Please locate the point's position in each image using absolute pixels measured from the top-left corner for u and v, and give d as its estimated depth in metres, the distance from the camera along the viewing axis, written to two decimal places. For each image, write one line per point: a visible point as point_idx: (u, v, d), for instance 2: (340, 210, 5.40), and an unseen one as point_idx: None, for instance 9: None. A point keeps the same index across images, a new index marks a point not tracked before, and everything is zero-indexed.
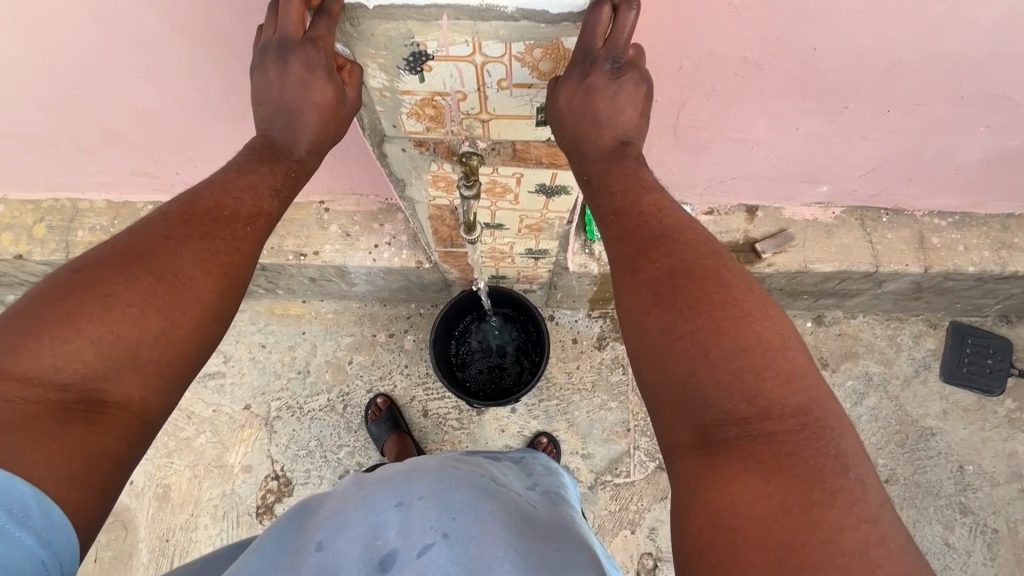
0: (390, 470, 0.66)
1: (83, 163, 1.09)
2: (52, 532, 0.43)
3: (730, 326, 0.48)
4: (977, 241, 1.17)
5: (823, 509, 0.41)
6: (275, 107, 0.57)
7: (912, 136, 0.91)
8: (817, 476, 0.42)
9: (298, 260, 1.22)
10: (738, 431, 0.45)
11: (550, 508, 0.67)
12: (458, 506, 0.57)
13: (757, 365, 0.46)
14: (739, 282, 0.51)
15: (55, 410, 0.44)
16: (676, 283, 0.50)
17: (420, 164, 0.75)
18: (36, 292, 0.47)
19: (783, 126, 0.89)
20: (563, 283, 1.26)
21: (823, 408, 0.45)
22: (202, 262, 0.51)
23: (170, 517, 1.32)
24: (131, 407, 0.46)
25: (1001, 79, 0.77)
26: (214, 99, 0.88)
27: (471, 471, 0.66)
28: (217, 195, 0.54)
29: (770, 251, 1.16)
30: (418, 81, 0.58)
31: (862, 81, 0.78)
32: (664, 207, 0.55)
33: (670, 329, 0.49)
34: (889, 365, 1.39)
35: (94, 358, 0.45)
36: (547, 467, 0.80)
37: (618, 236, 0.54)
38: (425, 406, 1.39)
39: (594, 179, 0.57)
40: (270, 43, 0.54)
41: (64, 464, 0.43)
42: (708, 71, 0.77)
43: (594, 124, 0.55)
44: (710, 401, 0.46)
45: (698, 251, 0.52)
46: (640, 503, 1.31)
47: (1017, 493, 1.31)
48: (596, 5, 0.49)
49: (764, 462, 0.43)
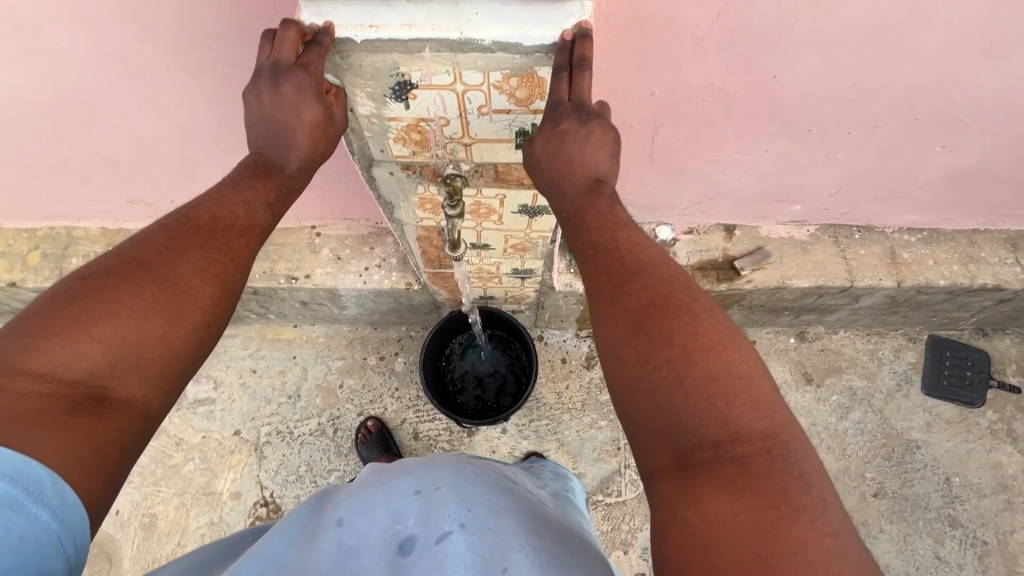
0: (409, 460, 0.67)
1: (81, 191, 1.12)
2: (66, 508, 0.44)
3: (701, 355, 0.50)
4: (946, 255, 1.22)
5: (790, 525, 0.43)
6: (267, 126, 0.58)
7: (875, 157, 0.97)
8: (784, 494, 0.44)
9: (290, 283, 1.24)
10: (712, 454, 0.47)
11: (560, 508, 0.69)
12: (473, 499, 0.58)
13: (728, 392, 0.48)
14: (709, 315, 0.53)
15: (65, 404, 0.45)
16: (651, 313, 0.52)
17: (407, 186, 0.79)
18: (46, 296, 0.49)
19: (753, 148, 0.94)
20: (550, 303, 1.29)
21: (789, 432, 0.47)
22: (199, 272, 0.53)
23: (156, 547, 1.30)
24: (134, 404, 0.48)
25: (950, 102, 0.83)
26: (210, 128, 0.91)
27: (487, 468, 0.67)
28: (213, 207, 0.56)
29: (749, 268, 1.20)
30: (404, 108, 0.62)
31: (823, 105, 0.84)
32: (640, 243, 0.57)
33: (646, 359, 0.50)
34: (872, 379, 1.42)
35: (101, 356, 0.47)
36: (555, 472, 0.81)
37: (592, 270, 0.56)
38: (417, 428, 1.40)
39: (572, 217, 0.59)
40: (264, 69, 0.56)
41: (76, 451, 0.45)
42: (678, 98, 0.82)
43: (567, 163, 0.58)
44: (685, 426, 0.48)
45: (670, 284, 0.54)
46: (632, 523, 1.31)
47: (1004, 504, 1.33)
48: (557, 76, 0.56)
49: (735, 483, 0.45)
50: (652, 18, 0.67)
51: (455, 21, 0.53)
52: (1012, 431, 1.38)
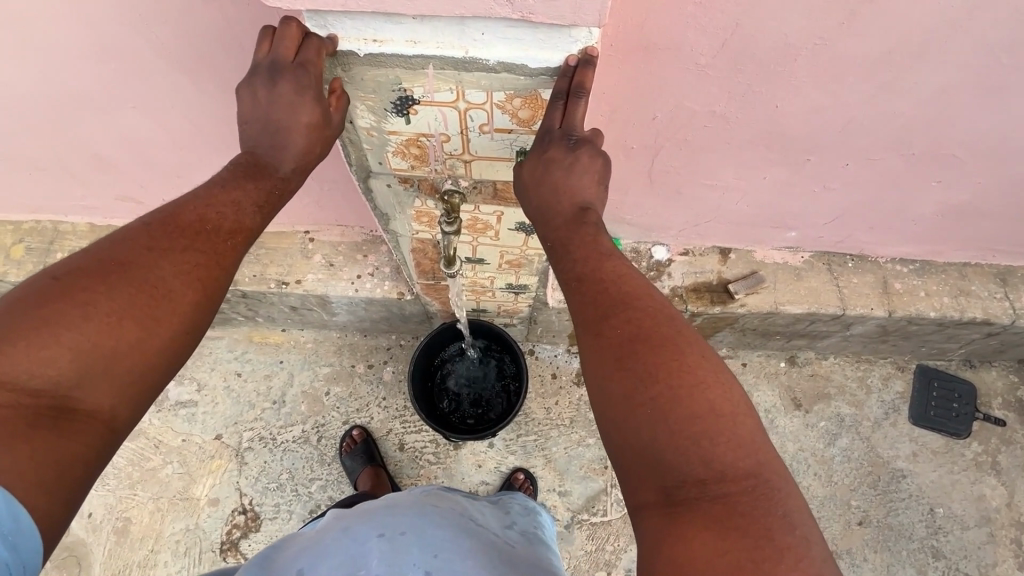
0: (369, 504, 0.68)
1: (69, 186, 1.10)
2: (20, 535, 0.43)
3: (687, 393, 0.48)
4: (937, 287, 1.23)
5: (774, 565, 0.42)
6: (262, 125, 0.56)
7: (870, 189, 0.97)
8: (767, 533, 0.44)
9: (280, 288, 1.22)
10: (697, 492, 0.46)
11: (529, 547, 0.68)
12: (439, 543, 0.59)
13: (713, 431, 0.47)
14: (694, 350, 0.51)
15: (30, 417, 0.44)
16: (637, 348, 0.51)
17: (404, 199, 0.78)
18: (16, 294, 0.47)
19: (751, 175, 0.94)
20: (543, 318, 1.28)
21: (772, 470, 0.47)
22: (182, 276, 0.51)
23: (129, 553, 1.27)
24: (100, 416, 0.47)
25: (948, 138, 0.84)
26: (206, 130, 0.90)
27: (451, 509, 0.67)
28: (200, 209, 0.54)
29: (742, 292, 1.20)
30: (405, 123, 0.62)
31: (822, 137, 0.84)
32: (625, 271, 0.56)
33: (631, 394, 0.49)
34: (860, 407, 1.42)
35: (68, 365, 0.46)
36: (525, 506, 0.79)
37: (581, 300, 0.55)
38: (402, 439, 1.38)
39: (558, 245, 0.58)
40: (262, 65, 0.54)
41: (36, 468, 0.43)
42: (681, 123, 0.82)
43: (552, 190, 0.58)
44: (670, 464, 0.47)
45: (656, 316, 0.53)
46: (617, 543, 1.30)
47: (987, 537, 1.33)
48: (552, 103, 0.56)
49: (720, 521, 0.44)
50: (657, 43, 0.67)
51: (460, 39, 0.52)
52: (996, 464, 1.39)
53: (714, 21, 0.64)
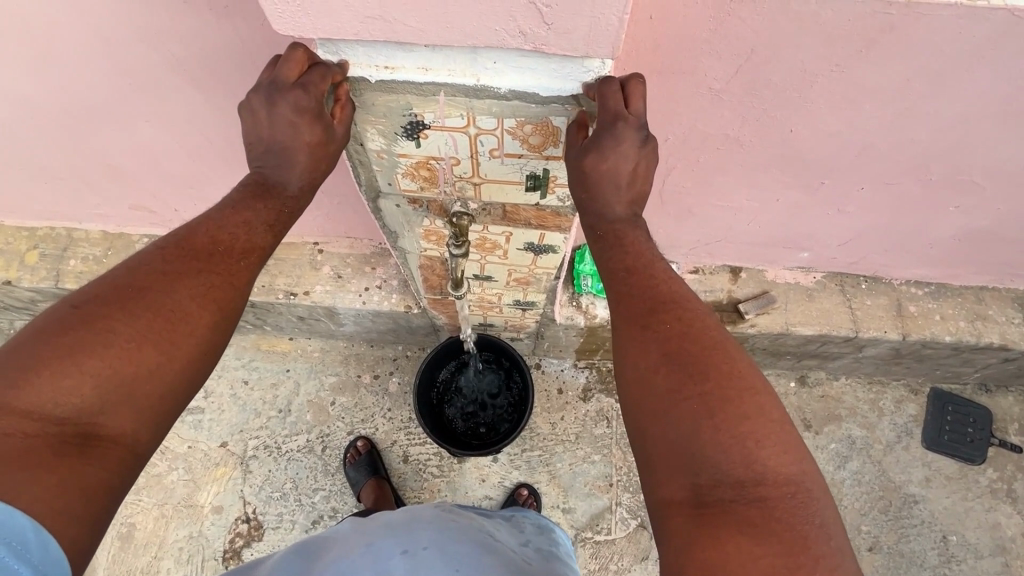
0: (387, 516, 0.67)
1: (83, 195, 1.11)
2: (49, 563, 0.42)
3: (736, 393, 0.49)
4: (952, 311, 1.21)
5: (809, 574, 0.43)
6: (265, 146, 0.55)
7: (886, 212, 0.96)
8: (803, 542, 0.44)
9: (288, 299, 1.22)
10: (733, 493, 0.46)
11: (545, 564, 0.67)
12: (461, 558, 0.58)
13: (758, 433, 0.48)
14: (741, 356, 0.53)
15: (53, 444, 0.44)
16: (687, 346, 0.52)
17: (413, 219, 0.78)
18: (35, 324, 0.47)
19: (763, 196, 0.93)
20: (550, 334, 1.27)
21: (813, 479, 0.47)
22: (198, 297, 0.52)
23: (132, 558, 1.27)
24: (123, 441, 0.47)
25: (966, 164, 0.82)
26: (218, 143, 0.90)
27: (470, 526, 0.67)
28: (213, 230, 0.54)
29: (753, 312, 1.18)
30: (415, 146, 0.62)
31: (838, 160, 0.83)
32: (674, 276, 0.56)
33: (676, 389, 0.50)
34: (871, 429, 1.40)
35: (92, 392, 0.46)
36: (538, 525, 0.78)
37: (627, 293, 0.55)
38: (406, 451, 1.37)
39: (609, 236, 0.57)
40: (262, 85, 0.52)
41: (61, 497, 0.43)
42: (693, 144, 0.81)
43: (614, 182, 0.55)
44: (710, 461, 0.47)
45: (706, 322, 0.54)
46: (620, 563, 1.28)
47: (1001, 567, 1.30)
48: (607, 78, 0.51)
49: (756, 525, 0.45)
50: (671, 65, 0.66)
51: (472, 67, 0.52)
52: (1012, 492, 1.36)
53: (729, 46, 0.63)
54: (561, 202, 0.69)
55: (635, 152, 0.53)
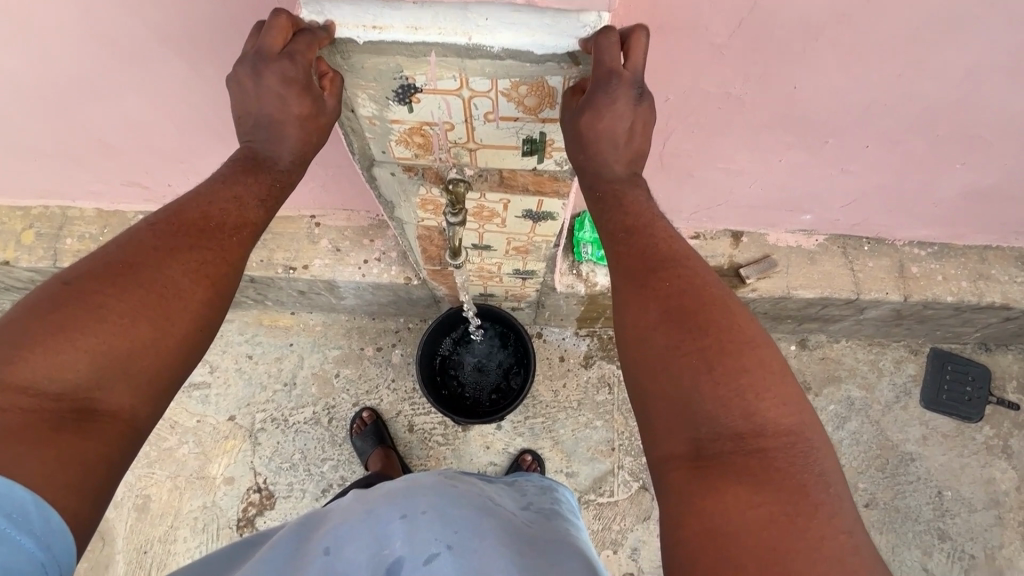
0: (390, 484, 0.68)
1: (75, 172, 1.09)
2: (51, 534, 0.43)
3: (735, 347, 0.49)
4: (955, 271, 1.20)
5: (807, 519, 0.43)
6: (253, 119, 0.54)
7: (891, 171, 0.94)
8: (801, 489, 0.45)
9: (287, 273, 1.22)
10: (733, 446, 0.47)
11: (547, 524, 0.68)
12: (460, 521, 0.60)
13: (758, 385, 0.48)
14: (740, 311, 0.53)
15: (51, 418, 0.45)
16: (686, 302, 0.52)
17: (408, 187, 0.77)
18: (28, 301, 0.48)
19: (766, 157, 0.91)
20: (551, 302, 1.27)
21: (812, 429, 0.48)
22: (190, 273, 0.51)
23: (149, 528, 1.31)
24: (121, 415, 0.47)
25: (975, 119, 0.80)
26: (207, 114, 0.88)
27: (471, 491, 0.68)
28: (203, 206, 0.53)
29: (754, 277, 1.18)
30: (407, 111, 0.60)
31: (842, 117, 0.80)
32: (674, 235, 0.56)
33: (676, 345, 0.50)
34: (870, 390, 1.41)
35: (86, 368, 0.46)
36: (541, 486, 0.80)
37: (625, 250, 0.55)
38: (411, 421, 1.39)
39: (608, 197, 0.56)
40: (246, 55, 0.51)
41: (60, 470, 0.44)
42: (694, 104, 0.79)
43: (612, 142, 0.53)
44: (708, 415, 0.48)
45: (706, 279, 0.53)
46: (623, 523, 1.31)
47: (994, 520, 1.33)
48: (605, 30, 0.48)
49: (755, 475, 0.45)
50: (671, 21, 0.64)
51: (463, 24, 0.50)
52: (1007, 448, 1.38)
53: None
54: (559, 166, 0.68)
55: (631, 109, 0.51)
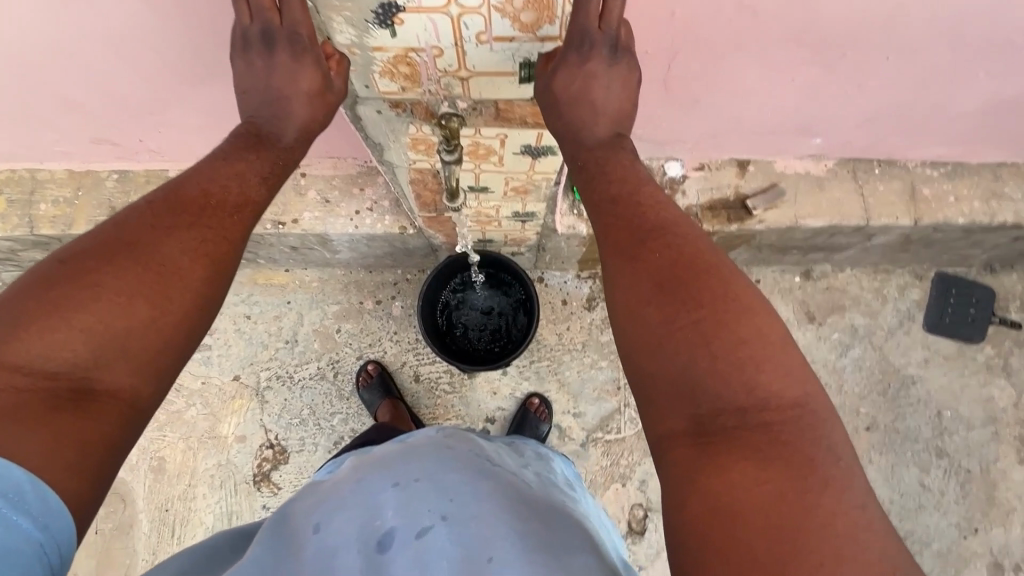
0: (381, 452, 0.67)
1: (37, 132, 1.02)
2: (49, 515, 0.44)
3: (731, 318, 0.52)
4: (967, 191, 1.16)
5: (815, 494, 0.45)
6: (263, 97, 0.61)
7: (909, 86, 0.88)
8: (809, 463, 0.47)
9: (276, 228, 1.18)
10: (736, 421, 0.49)
11: (546, 489, 0.69)
12: (451, 485, 0.59)
13: (758, 357, 0.50)
14: (735, 280, 0.55)
15: (45, 397, 0.46)
16: (678, 276, 0.54)
17: (397, 126, 0.71)
18: (23, 281, 0.49)
19: (777, 77, 0.85)
20: (551, 245, 1.24)
21: (818, 402, 0.51)
22: (187, 250, 0.53)
23: (167, 487, 1.34)
24: (122, 395, 0.49)
25: (1006, 20, 0.74)
26: (170, 62, 0.81)
27: (469, 451, 0.66)
28: (203, 184, 0.57)
29: (761, 208, 1.14)
30: (390, 36, 0.54)
31: (861, 27, 0.74)
32: (663, 204, 0.59)
33: (671, 320, 0.52)
34: (874, 317, 1.41)
35: (82, 346, 0.48)
36: (537, 452, 0.80)
37: (613, 221, 0.59)
38: (417, 371, 1.39)
39: (590, 165, 0.62)
40: (256, 37, 0.58)
41: (58, 451, 0.45)
42: (701, 20, 0.72)
43: (591, 108, 0.60)
44: (709, 391, 0.50)
45: (696, 246, 0.56)
46: (630, 458, 1.34)
47: (991, 436, 1.37)
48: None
49: (761, 451, 0.47)
50: None
51: None
52: (1008, 366, 1.40)
53: None
54: None
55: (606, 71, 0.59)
